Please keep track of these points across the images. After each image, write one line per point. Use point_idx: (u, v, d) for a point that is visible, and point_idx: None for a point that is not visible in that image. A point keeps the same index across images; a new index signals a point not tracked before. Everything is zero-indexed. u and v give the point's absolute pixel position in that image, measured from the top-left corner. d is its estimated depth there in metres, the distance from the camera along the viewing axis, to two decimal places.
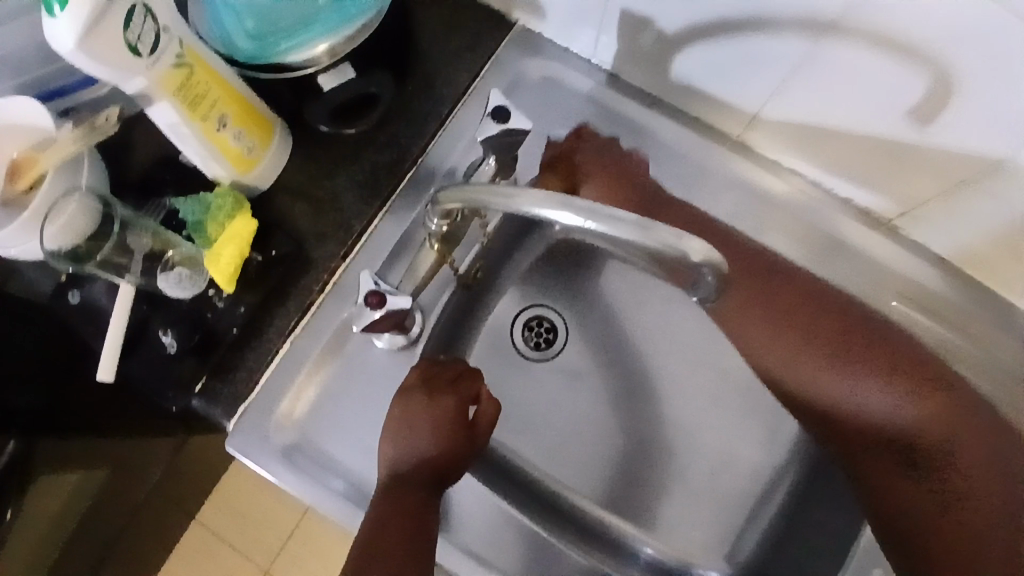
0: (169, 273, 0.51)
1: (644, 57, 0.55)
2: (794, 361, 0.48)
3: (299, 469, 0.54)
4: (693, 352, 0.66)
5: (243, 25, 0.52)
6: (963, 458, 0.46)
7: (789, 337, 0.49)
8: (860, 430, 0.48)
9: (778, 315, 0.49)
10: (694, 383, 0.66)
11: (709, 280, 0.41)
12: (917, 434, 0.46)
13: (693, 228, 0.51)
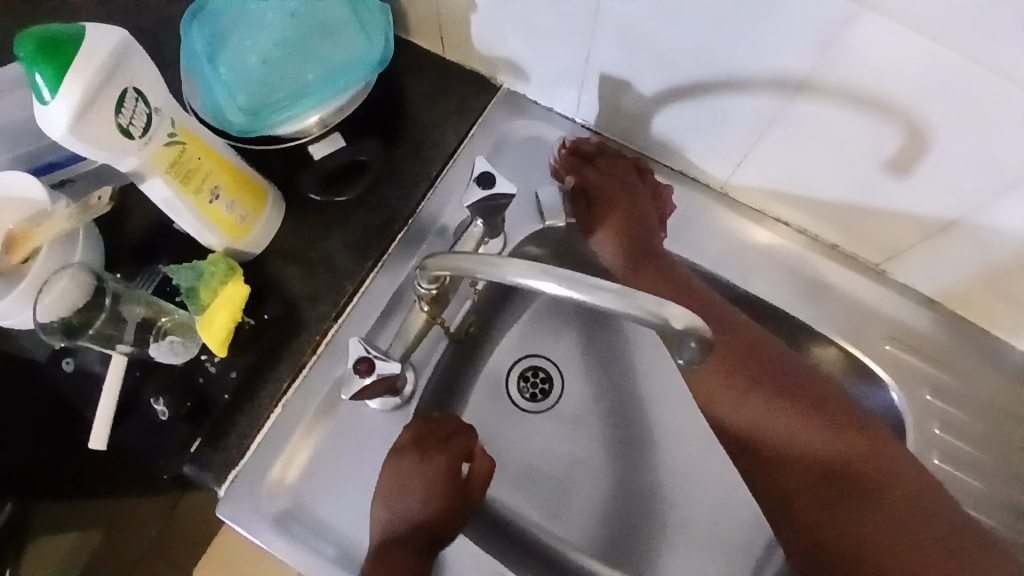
0: (161, 341, 0.54)
1: (625, 113, 0.60)
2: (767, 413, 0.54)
3: (290, 537, 0.51)
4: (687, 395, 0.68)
5: (235, 100, 0.54)
6: (911, 513, 0.52)
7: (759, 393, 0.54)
8: (822, 476, 0.54)
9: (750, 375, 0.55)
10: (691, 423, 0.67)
11: (693, 346, 0.36)
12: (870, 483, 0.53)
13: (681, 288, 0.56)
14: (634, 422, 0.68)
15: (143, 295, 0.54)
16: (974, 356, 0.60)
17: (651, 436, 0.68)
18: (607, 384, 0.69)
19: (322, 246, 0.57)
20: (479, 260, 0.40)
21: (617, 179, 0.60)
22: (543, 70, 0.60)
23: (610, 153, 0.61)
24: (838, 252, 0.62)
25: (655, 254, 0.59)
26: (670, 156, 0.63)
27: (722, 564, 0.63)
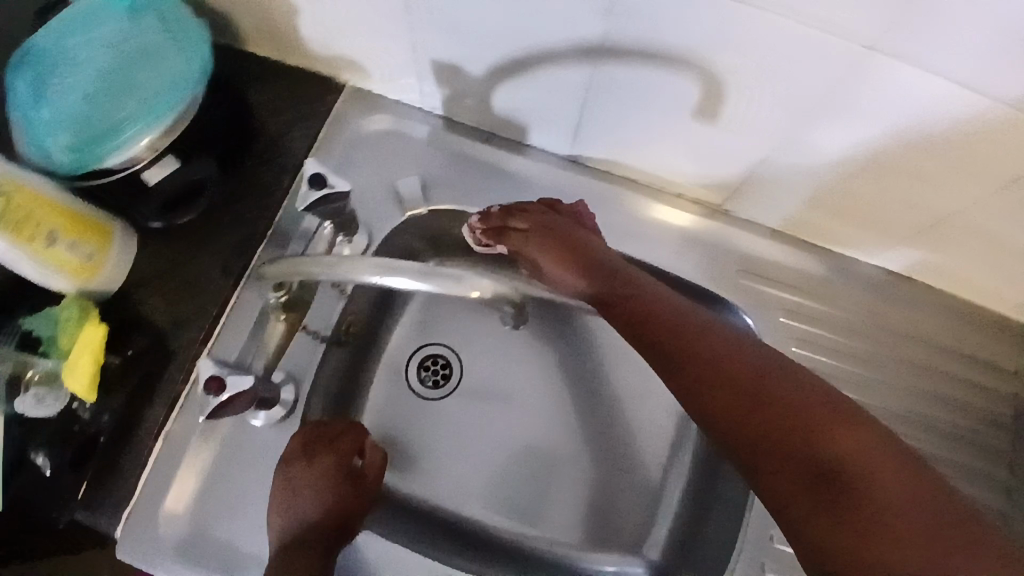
0: (27, 395, 0.51)
1: (466, 97, 0.61)
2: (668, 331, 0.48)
3: (194, 561, 0.52)
4: (592, 357, 0.70)
5: (61, 140, 0.52)
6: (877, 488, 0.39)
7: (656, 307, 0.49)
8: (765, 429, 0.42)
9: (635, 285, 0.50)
10: (603, 385, 0.69)
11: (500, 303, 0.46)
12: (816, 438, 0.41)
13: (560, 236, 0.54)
14: (561, 396, 0.69)
15: (2, 352, 0.52)
16: (825, 276, 0.64)
17: (581, 405, 0.69)
18: (516, 361, 0.70)
19: (185, 271, 0.58)
20: (322, 263, 0.43)
21: (535, 224, 0.55)
22: (380, 64, 0.60)
23: (516, 207, 0.57)
24: (687, 200, 0.64)
25: (585, 250, 0.53)
26: (519, 134, 0.64)
27: (633, 504, 0.66)
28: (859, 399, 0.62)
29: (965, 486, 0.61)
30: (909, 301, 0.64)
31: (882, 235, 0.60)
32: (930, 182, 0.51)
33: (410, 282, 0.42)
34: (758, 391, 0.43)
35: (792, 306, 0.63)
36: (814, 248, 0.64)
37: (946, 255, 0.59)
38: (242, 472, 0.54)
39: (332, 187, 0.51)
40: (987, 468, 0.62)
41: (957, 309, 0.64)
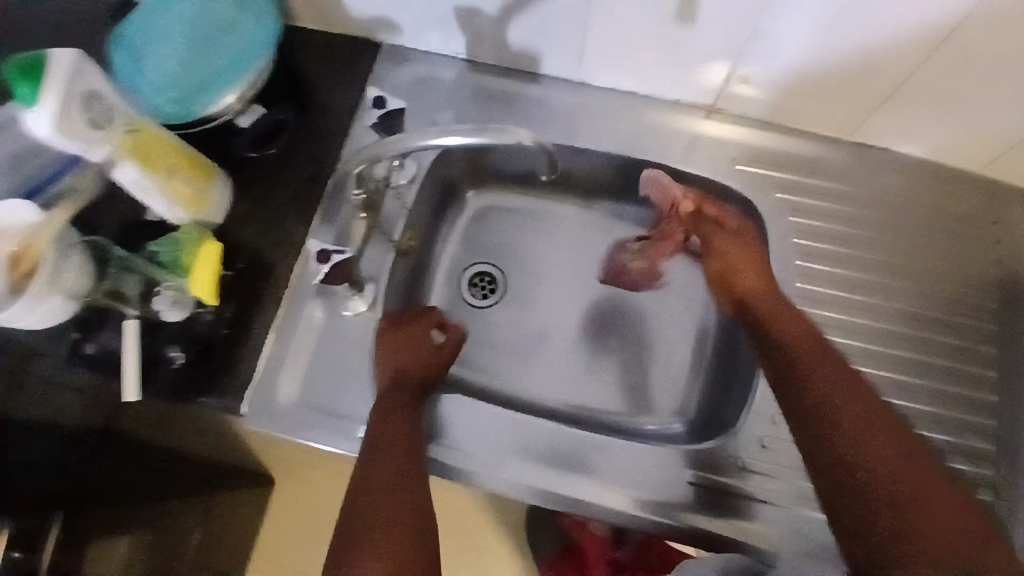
0: (162, 300, 0.64)
1: (485, 36, 0.72)
2: (835, 381, 0.56)
3: (308, 425, 0.64)
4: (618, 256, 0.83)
5: (166, 95, 0.66)
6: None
7: (825, 360, 0.58)
8: (892, 498, 0.50)
9: (819, 344, 0.59)
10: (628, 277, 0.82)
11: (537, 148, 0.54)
12: (934, 519, 0.49)
13: (747, 256, 0.66)
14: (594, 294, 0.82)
15: (140, 263, 0.65)
16: (809, 157, 0.75)
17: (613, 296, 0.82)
18: (550, 265, 0.83)
19: (270, 201, 0.70)
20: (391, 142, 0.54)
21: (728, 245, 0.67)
22: (409, 18, 0.73)
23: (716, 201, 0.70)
24: (682, 104, 0.75)
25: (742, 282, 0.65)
26: (532, 65, 0.75)
27: (664, 371, 0.78)
28: (847, 254, 0.72)
29: (958, 318, 0.71)
30: (885, 168, 0.75)
31: (851, 112, 0.70)
32: (885, 49, 0.61)
33: (461, 140, 0.52)
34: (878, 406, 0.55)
35: (785, 184, 0.74)
36: (796, 134, 0.75)
37: (910, 119, 0.69)
38: (343, 355, 0.67)
39: None
40: (978, 302, 0.71)
41: (929, 170, 0.75)
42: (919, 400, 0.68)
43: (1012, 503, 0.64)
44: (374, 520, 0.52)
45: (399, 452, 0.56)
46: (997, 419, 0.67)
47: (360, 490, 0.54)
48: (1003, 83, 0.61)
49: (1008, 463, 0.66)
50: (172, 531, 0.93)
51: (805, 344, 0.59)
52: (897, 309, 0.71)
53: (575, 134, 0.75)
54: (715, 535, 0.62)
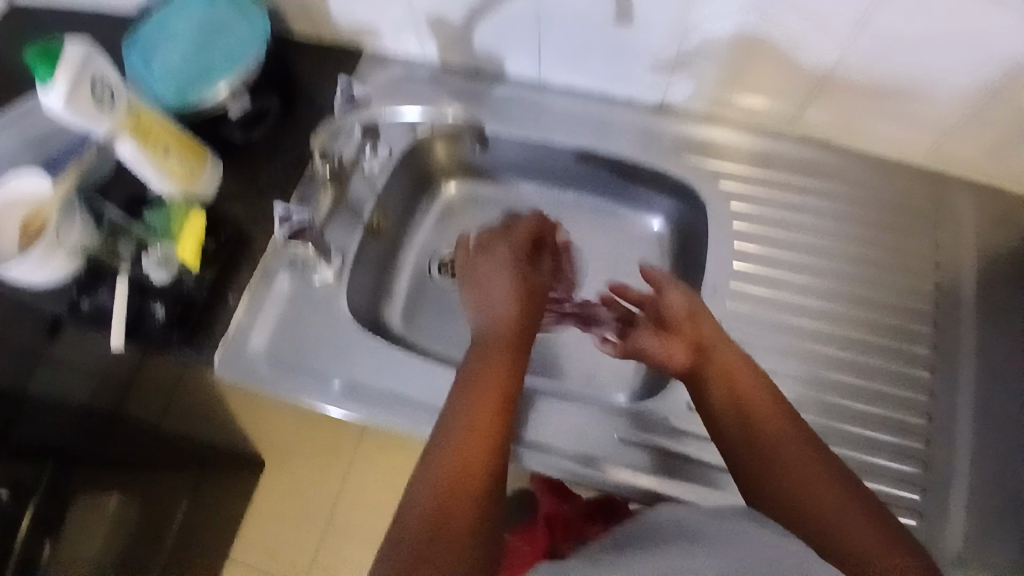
0: (149, 259, 0.71)
1: (454, 41, 0.81)
2: (752, 383, 0.58)
3: (271, 378, 0.70)
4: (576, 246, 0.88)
5: (167, 86, 0.76)
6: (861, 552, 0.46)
7: (745, 369, 0.59)
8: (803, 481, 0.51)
9: (741, 359, 0.61)
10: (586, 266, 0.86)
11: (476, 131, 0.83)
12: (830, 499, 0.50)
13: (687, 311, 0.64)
14: None
15: (136, 230, 0.73)
16: (752, 149, 0.80)
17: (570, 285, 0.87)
18: None
19: (256, 181, 0.79)
20: (349, 107, 0.70)
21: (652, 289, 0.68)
22: (389, 27, 0.82)
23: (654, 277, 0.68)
24: (635, 103, 0.82)
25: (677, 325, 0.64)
26: (498, 67, 0.84)
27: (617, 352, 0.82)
28: (784, 237, 0.76)
29: (891, 297, 0.73)
30: (825, 158, 0.79)
31: (787, 103, 0.76)
32: (806, 39, 0.67)
33: None
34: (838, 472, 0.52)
35: (725, 172, 0.78)
36: (741, 128, 0.80)
37: (841, 110, 0.74)
38: (311, 317, 0.74)
39: (357, 92, 0.75)
40: (912, 282, 0.73)
41: (867, 160, 0.79)
42: (850, 375, 0.69)
43: (943, 477, 0.65)
44: (469, 426, 0.51)
45: (513, 387, 0.56)
46: (930, 394, 0.68)
47: (460, 397, 0.54)
48: (917, 69, 0.66)
49: (941, 436, 0.67)
50: (159, 506, 0.95)
51: (763, 399, 0.57)
52: (829, 288, 0.73)
53: (535, 127, 0.82)
54: (646, 493, 0.64)
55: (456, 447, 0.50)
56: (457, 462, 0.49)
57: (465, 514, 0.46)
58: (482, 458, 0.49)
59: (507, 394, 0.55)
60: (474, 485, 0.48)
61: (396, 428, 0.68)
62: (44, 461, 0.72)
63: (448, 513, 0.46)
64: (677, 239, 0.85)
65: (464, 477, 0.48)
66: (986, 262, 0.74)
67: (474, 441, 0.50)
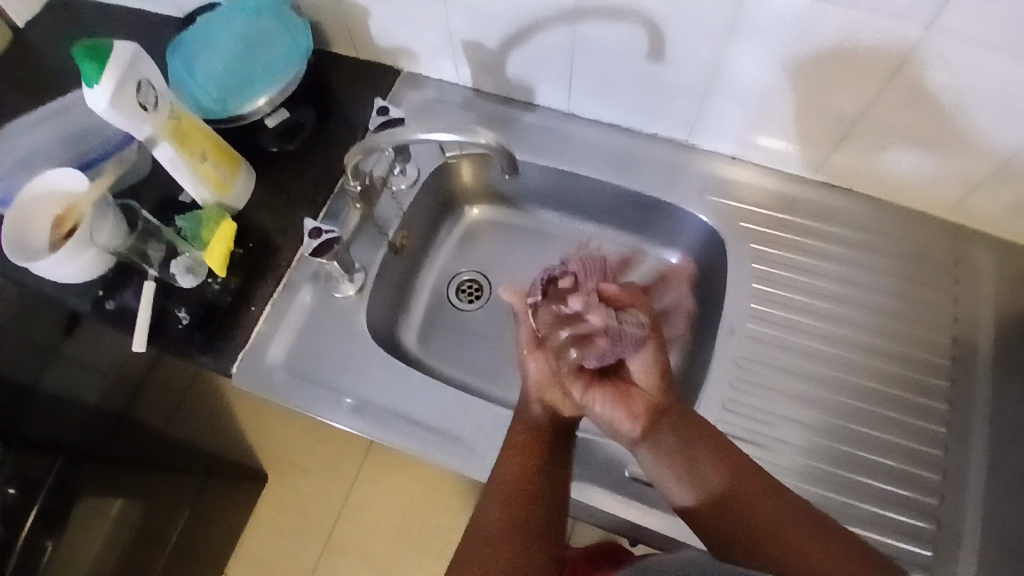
0: (177, 263, 0.73)
1: (489, 68, 0.83)
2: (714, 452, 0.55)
3: (288, 388, 0.70)
4: None
5: (208, 95, 0.79)
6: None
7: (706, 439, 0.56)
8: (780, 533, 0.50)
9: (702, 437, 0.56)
10: None
11: (506, 158, 0.68)
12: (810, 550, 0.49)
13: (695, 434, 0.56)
14: None
15: (167, 233, 0.74)
16: (776, 191, 0.80)
17: None
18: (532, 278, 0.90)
19: (286, 193, 0.80)
20: (386, 135, 0.66)
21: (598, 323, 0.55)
22: (426, 51, 0.84)
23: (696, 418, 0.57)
24: (661, 138, 0.83)
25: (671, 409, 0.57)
26: (529, 95, 0.85)
27: None
28: (804, 281, 0.76)
29: (907, 349, 0.73)
30: (850, 204, 0.80)
31: (813, 149, 0.76)
32: (831, 89, 0.68)
33: (447, 136, 0.64)
34: (832, 530, 0.51)
35: (747, 213, 0.79)
36: (765, 169, 0.81)
37: (868, 158, 0.75)
38: (331, 329, 0.75)
39: (392, 113, 0.74)
40: (931, 336, 0.73)
41: (889, 210, 0.79)
42: (865, 424, 0.69)
43: (955, 536, 0.64)
44: (509, 477, 0.55)
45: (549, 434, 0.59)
46: (944, 449, 0.68)
47: (504, 457, 0.57)
48: (945, 122, 0.66)
49: (953, 493, 0.66)
50: (162, 509, 0.94)
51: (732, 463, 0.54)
52: (844, 335, 0.73)
53: (561, 157, 0.83)
54: (654, 530, 0.64)
55: (498, 501, 0.53)
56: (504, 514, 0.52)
57: (528, 561, 0.49)
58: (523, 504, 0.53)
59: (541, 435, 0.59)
60: (529, 532, 0.51)
61: (408, 447, 0.68)
62: (55, 457, 0.71)
63: (509, 562, 0.49)
64: (696, 275, 0.85)
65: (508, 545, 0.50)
66: (1006, 318, 0.74)
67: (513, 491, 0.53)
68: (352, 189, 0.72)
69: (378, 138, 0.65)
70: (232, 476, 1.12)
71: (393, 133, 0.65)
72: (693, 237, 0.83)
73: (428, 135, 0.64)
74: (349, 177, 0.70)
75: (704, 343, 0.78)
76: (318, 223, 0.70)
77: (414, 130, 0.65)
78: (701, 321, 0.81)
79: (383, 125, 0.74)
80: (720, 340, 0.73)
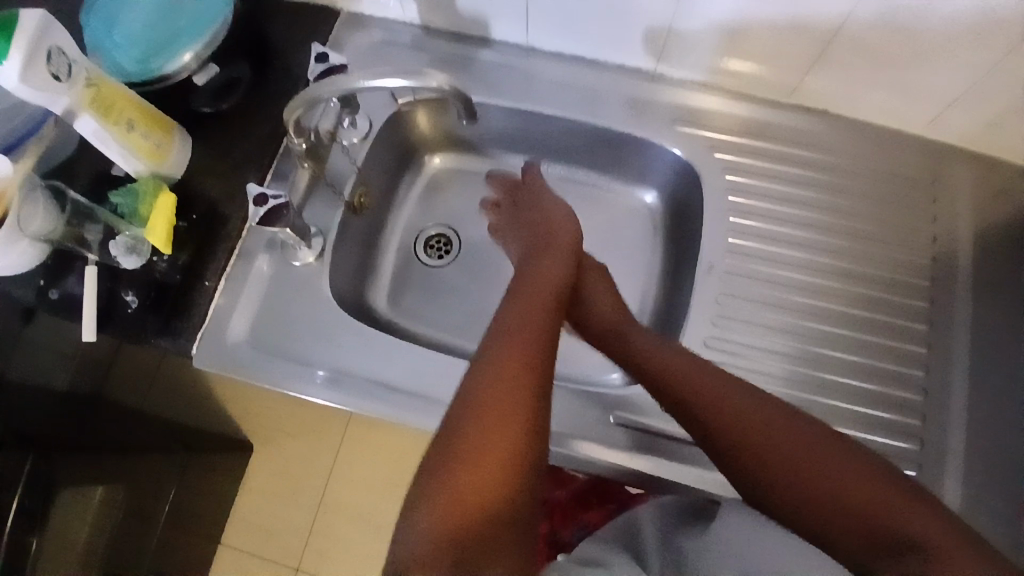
0: (118, 243, 0.67)
1: (437, 1, 0.76)
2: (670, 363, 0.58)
3: (255, 363, 0.67)
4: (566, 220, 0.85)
5: (129, 55, 0.71)
6: (773, 469, 0.49)
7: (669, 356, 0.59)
8: (716, 424, 0.52)
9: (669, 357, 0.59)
10: None
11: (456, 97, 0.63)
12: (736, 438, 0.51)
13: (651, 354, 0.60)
14: None
15: (103, 213, 0.68)
16: (749, 120, 0.77)
17: None
18: None
19: (230, 155, 0.74)
20: (325, 84, 0.59)
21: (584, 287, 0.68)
22: None
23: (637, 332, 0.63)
24: (626, 68, 0.78)
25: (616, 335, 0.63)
26: (482, 29, 0.79)
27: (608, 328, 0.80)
28: (781, 211, 0.74)
29: (884, 272, 0.71)
30: (825, 128, 0.76)
31: (786, 72, 0.72)
32: (807, 6, 0.63)
33: (394, 82, 0.59)
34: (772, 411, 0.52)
35: (721, 144, 0.75)
36: (737, 96, 0.77)
37: (842, 79, 0.71)
38: (294, 299, 0.71)
39: (333, 60, 0.67)
40: (911, 258, 0.72)
41: (864, 131, 0.76)
42: (848, 351, 0.69)
43: (939, 454, 0.65)
44: (498, 355, 0.47)
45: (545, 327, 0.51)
46: (925, 370, 0.68)
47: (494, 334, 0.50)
48: (926, 35, 0.62)
49: (936, 413, 0.66)
50: (149, 490, 0.93)
51: (682, 367, 0.57)
52: (823, 264, 0.72)
53: (523, 94, 0.78)
54: (642, 475, 0.64)
55: (486, 377, 0.45)
56: (504, 394, 0.44)
57: (501, 460, 0.41)
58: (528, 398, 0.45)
59: (545, 327, 0.51)
60: (519, 419, 0.43)
61: (387, 414, 0.65)
62: (26, 451, 0.68)
63: (481, 459, 0.41)
64: (671, 213, 0.82)
65: (488, 429, 0.42)
66: (983, 231, 0.73)
67: (511, 368, 0.46)
68: (296, 147, 0.66)
69: (318, 89, 0.59)
70: (215, 451, 1.10)
71: (334, 83, 0.58)
72: (667, 173, 0.79)
73: (373, 83, 0.58)
74: (291, 135, 0.64)
75: (681, 282, 0.76)
76: (263, 189, 0.65)
77: (357, 78, 0.59)
78: (678, 261, 0.79)
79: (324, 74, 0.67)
80: (699, 279, 0.71)
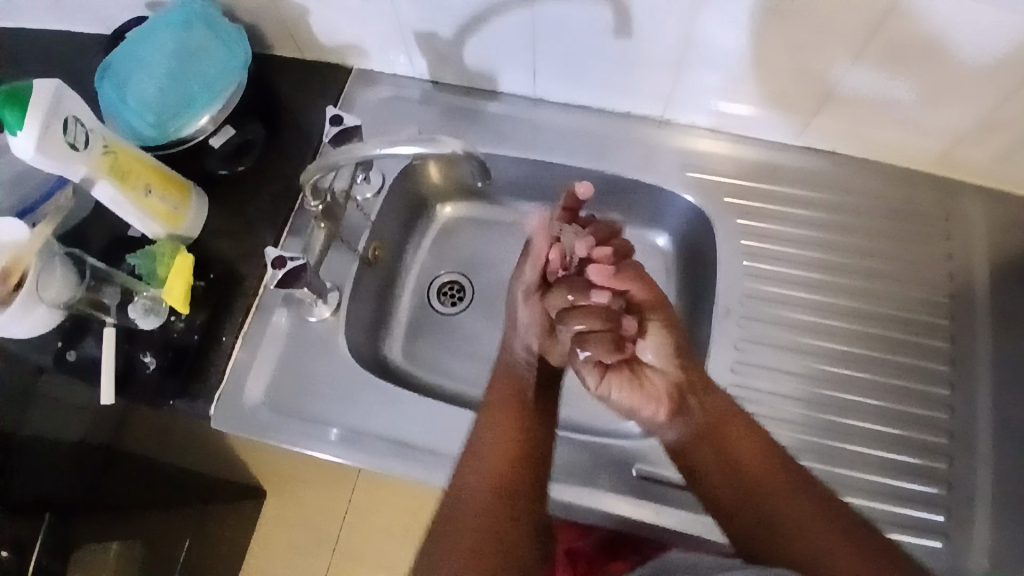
0: (136, 306, 0.68)
1: (445, 58, 0.77)
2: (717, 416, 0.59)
3: (271, 422, 0.67)
4: None
5: (144, 120, 0.72)
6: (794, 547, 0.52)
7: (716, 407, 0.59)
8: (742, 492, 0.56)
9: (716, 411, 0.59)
10: None
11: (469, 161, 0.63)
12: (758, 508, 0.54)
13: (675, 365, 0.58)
14: None
15: (121, 275, 0.69)
16: (757, 161, 0.77)
17: None
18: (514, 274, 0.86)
19: (243, 215, 0.75)
20: (341, 151, 0.60)
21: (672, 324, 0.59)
22: (375, 45, 0.78)
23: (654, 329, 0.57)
24: (633, 115, 0.79)
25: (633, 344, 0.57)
26: (489, 82, 0.80)
27: None
28: (795, 252, 0.74)
29: (900, 311, 0.71)
30: (833, 167, 0.77)
31: (792, 115, 0.73)
32: (809, 54, 0.65)
33: (406, 149, 0.59)
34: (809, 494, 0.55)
35: (730, 187, 0.76)
36: (743, 139, 0.78)
37: (848, 120, 0.72)
38: (309, 355, 0.71)
39: (347, 122, 0.69)
40: (929, 295, 0.71)
41: (872, 169, 0.76)
42: (869, 394, 0.68)
43: (968, 497, 0.63)
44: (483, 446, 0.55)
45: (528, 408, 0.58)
46: (950, 411, 0.66)
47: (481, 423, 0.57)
48: (927, 78, 0.64)
49: (964, 454, 0.65)
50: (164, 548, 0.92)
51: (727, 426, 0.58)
52: (840, 304, 0.71)
53: (531, 144, 0.79)
54: (667, 527, 0.63)
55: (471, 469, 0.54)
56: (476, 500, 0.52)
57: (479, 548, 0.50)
58: (505, 498, 0.52)
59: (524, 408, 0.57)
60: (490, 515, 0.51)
61: (405, 472, 0.65)
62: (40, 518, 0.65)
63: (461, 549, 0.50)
64: (684, 255, 0.82)
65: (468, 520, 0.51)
66: (998, 264, 0.72)
67: (493, 467, 0.54)
68: (313, 207, 0.67)
69: (334, 156, 0.60)
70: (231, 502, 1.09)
71: (348, 152, 0.59)
72: (678, 216, 0.80)
73: (387, 151, 0.59)
74: (307, 197, 0.66)
75: (697, 325, 0.76)
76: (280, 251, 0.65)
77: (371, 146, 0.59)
78: (693, 304, 0.78)
79: (337, 136, 0.69)
80: (717, 323, 0.71)
